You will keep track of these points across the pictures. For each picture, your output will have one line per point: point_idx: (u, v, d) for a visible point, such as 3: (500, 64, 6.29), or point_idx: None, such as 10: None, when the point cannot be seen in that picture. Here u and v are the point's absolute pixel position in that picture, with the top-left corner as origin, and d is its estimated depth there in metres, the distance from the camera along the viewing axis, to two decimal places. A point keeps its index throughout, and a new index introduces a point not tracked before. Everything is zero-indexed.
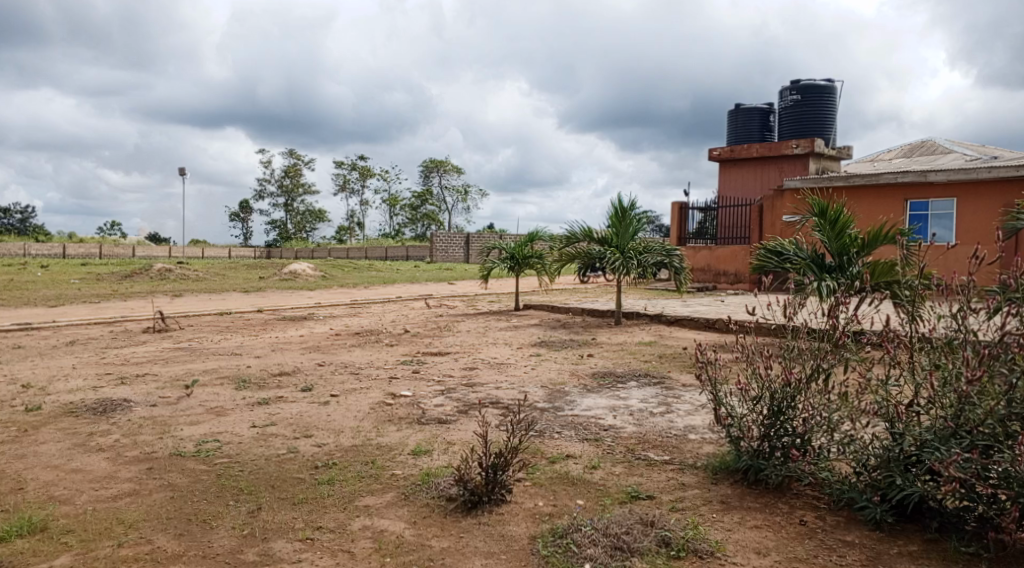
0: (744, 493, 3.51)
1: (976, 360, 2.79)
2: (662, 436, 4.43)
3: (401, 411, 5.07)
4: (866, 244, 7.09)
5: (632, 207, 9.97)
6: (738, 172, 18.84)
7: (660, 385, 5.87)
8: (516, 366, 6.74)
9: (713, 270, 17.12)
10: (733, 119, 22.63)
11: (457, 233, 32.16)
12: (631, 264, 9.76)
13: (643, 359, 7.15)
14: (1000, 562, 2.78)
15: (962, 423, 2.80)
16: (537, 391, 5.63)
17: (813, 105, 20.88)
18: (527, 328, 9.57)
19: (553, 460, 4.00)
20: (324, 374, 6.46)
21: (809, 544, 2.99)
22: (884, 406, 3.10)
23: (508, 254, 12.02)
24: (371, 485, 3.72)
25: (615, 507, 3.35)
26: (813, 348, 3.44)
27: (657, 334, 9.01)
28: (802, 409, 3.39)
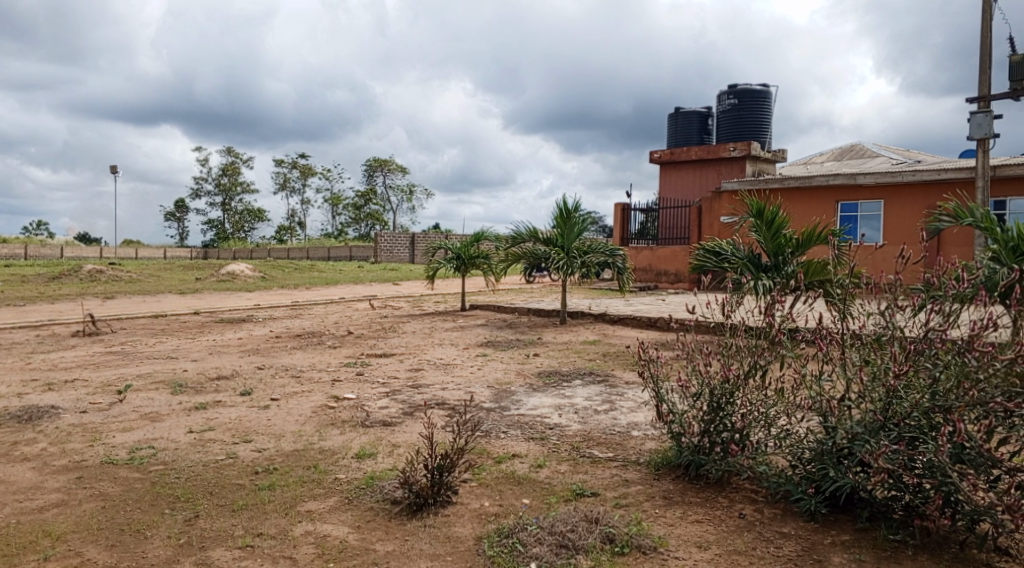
0: (686, 488, 3.50)
1: (903, 355, 2.83)
2: (606, 433, 4.42)
3: (343, 414, 4.93)
4: (800, 244, 7.25)
5: (577, 207, 9.99)
6: (678, 173, 19.15)
7: (605, 384, 5.87)
8: (462, 367, 6.65)
9: (655, 270, 17.35)
10: (673, 122, 22.99)
11: (403, 233, 31.84)
12: (575, 264, 9.80)
13: (589, 357, 7.15)
14: (927, 550, 2.82)
15: (889, 417, 2.80)
16: (483, 391, 5.56)
17: (751, 110, 21.40)
18: (473, 329, 9.49)
19: (499, 460, 3.94)
20: (264, 377, 6.26)
21: (747, 537, 3.00)
22: (818, 401, 3.07)
23: (454, 254, 11.91)
24: (312, 490, 3.59)
25: (561, 506, 3.31)
26: (750, 346, 3.47)
27: (601, 333, 9.05)
28: (740, 405, 3.42)
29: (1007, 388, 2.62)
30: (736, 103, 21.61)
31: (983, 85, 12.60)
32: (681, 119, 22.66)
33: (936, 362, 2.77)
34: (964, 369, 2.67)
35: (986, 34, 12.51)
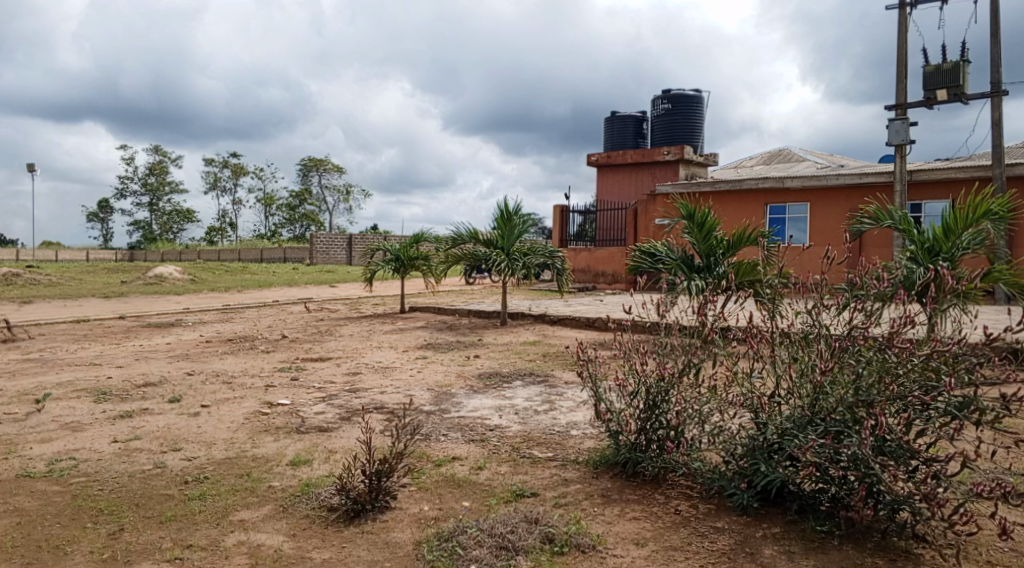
0: (624, 485, 3.55)
1: (829, 353, 2.93)
2: (546, 433, 4.44)
3: (278, 420, 4.81)
4: (731, 245, 7.43)
5: (518, 209, 10.01)
6: (614, 176, 19.42)
7: (544, 383, 5.91)
8: (401, 370, 6.59)
9: (593, 271, 17.56)
10: (610, 126, 23.30)
11: (339, 234, 31.36)
12: (515, 266, 9.83)
13: (529, 358, 7.17)
14: (851, 540, 2.92)
15: (817, 412, 2.89)
16: (423, 394, 5.52)
17: (684, 114, 21.89)
18: (412, 331, 9.40)
19: (438, 463, 3.91)
20: (193, 383, 6.05)
21: (683, 532, 3.06)
22: (749, 398, 3.16)
23: (393, 256, 11.78)
24: (246, 498, 3.49)
25: (501, 507, 3.31)
26: (684, 344, 3.55)
27: (541, 333, 9.10)
28: (675, 402, 3.47)
29: (924, 381, 2.75)
30: (670, 108, 22.07)
31: (900, 94, 13.23)
32: (618, 122, 22.99)
33: (859, 359, 2.87)
34: (885, 364, 2.80)
35: (903, 46, 13.13)
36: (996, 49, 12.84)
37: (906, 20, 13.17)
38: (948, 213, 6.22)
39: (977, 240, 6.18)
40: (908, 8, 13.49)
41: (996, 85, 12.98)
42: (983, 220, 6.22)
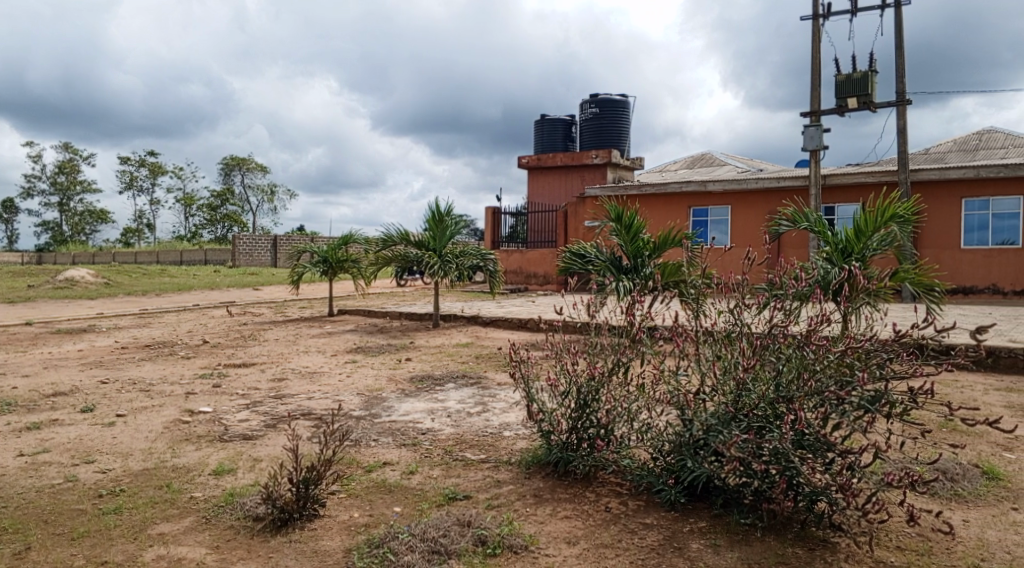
0: (555, 485, 3.58)
1: (751, 350, 3.02)
2: (478, 435, 4.43)
3: (200, 429, 4.64)
4: (657, 247, 7.59)
5: (449, 210, 9.95)
6: (544, 178, 19.57)
7: (476, 385, 5.90)
8: (329, 374, 6.46)
9: (524, 272, 17.67)
10: (539, 129, 23.44)
11: (264, 236, 30.53)
12: (448, 267, 9.78)
13: (461, 360, 7.14)
14: (773, 531, 3.03)
15: (739, 408, 2.98)
16: (352, 399, 5.42)
17: (612, 119, 22.27)
18: (341, 334, 9.23)
19: (369, 468, 3.85)
20: (108, 392, 5.77)
21: (613, 530, 3.10)
22: (676, 395, 3.23)
23: (320, 258, 11.54)
24: (165, 511, 3.35)
25: (433, 511, 3.28)
26: (614, 344, 3.60)
27: (473, 335, 9.08)
28: (605, 401, 3.52)
29: (840, 376, 2.87)
30: (597, 112, 22.40)
31: (814, 102, 13.81)
32: (547, 125, 23.16)
33: (780, 355, 2.97)
34: (804, 361, 2.90)
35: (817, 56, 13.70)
36: (901, 61, 13.55)
37: (819, 31, 13.76)
38: (859, 215, 6.51)
39: (886, 242, 6.50)
40: (820, 19, 14.11)
41: (901, 94, 13.70)
42: (891, 222, 6.55)
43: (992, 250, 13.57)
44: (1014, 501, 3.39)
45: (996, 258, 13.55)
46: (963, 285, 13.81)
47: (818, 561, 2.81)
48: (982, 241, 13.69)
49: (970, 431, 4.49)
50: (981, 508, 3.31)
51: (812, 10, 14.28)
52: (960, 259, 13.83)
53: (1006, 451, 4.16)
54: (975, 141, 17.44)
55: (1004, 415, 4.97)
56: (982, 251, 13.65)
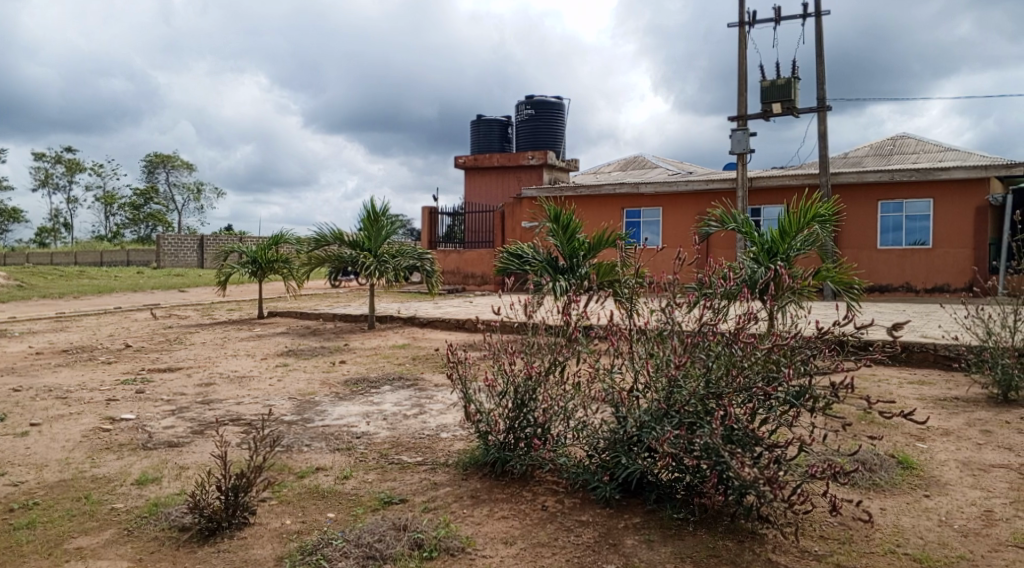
0: (492, 485, 3.58)
1: (682, 348, 3.07)
2: (415, 438, 4.39)
3: (121, 437, 4.45)
4: (592, 247, 7.67)
5: (384, 210, 9.83)
6: (480, 179, 19.55)
7: (413, 387, 5.85)
8: (260, 379, 6.29)
9: (462, 273, 17.66)
10: (475, 129, 23.38)
11: (189, 236, 29.54)
12: (385, 267, 9.67)
13: (397, 362, 7.06)
14: (704, 525, 3.10)
15: (671, 405, 3.03)
16: (284, 404, 5.29)
17: (546, 120, 22.44)
18: (272, 337, 9.00)
19: (301, 474, 3.76)
20: (20, 401, 5.47)
21: (550, 528, 3.12)
22: (610, 393, 3.27)
23: (250, 258, 11.22)
24: (83, 524, 3.20)
25: (368, 516, 3.23)
26: (550, 343, 3.63)
27: (410, 336, 9.00)
28: (541, 400, 3.54)
29: (765, 372, 2.95)
30: (533, 114, 22.55)
31: (741, 107, 14.23)
32: (483, 126, 23.10)
33: (710, 353, 3.03)
34: (732, 358, 2.97)
35: (742, 62, 14.12)
36: (821, 69, 14.09)
37: (745, 38, 14.19)
38: (783, 216, 6.73)
39: (808, 242, 6.76)
40: (746, 27, 14.55)
41: (821, 100, 14.24)
42: (813, 223, 6.81)
43: (906, 250, 14.24)
44: (926, 489, 3.57)
45: (910, 258, 14.22)
46: (879, 283, 14.47)
47: (747, 552, 2.89)
48: (896, 241, 14.36)
49: (887, 422, 4.71)
50: (898, 496, 3.47)
51: (738, 18, 14.73)
52: (876, 259, 14.49)
53: (919, 441, 4.37)
54: (888, 146, 18.30)
55: (918, 407, 5.22)
56: (897, 251, 14.31)
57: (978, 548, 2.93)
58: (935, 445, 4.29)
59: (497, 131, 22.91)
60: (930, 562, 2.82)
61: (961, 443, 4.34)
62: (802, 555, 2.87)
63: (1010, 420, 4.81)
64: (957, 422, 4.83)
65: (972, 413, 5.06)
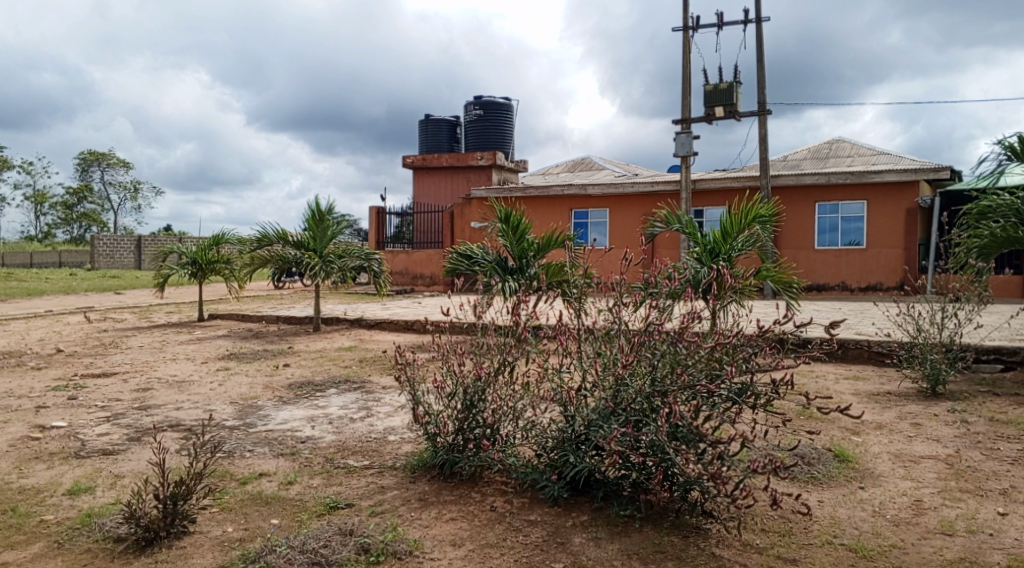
0: (441, 487, 3.56)
1: (629, 347, 3.11)
2: (362, 441, 4.34)
3: (51, 445, 4.27)
4: (541, 248, 7.70)
5: (330, 209, 9.68)
6: (428, 179, 19.44)
7: (360, 390, 5.78)
8: (201, 383, 6.12)
9: (411, 274, 17.54)
10: (423, 128, 23.23)
11: (126, 237, 28.57)
12: (330, 268, 9.53)
13: (344, 365, 6.96)
14: (650, 521, 3.14)
15: (618, 403, 3.07)
16: (226, 409, 5.17)
17: (494, 120, 22.45)
18: (213, 340, 8.78)
19: (244, 481, 3.68)
20: None
21: (498, 529, 3.11)
22: (559, 392, 3.28)
23: (189, 259, 10.92)
24: (10, 538, 3.06)
25: (313, 521, 3.17)
26: (499, 344, 3.64)
27: (357, 338, 8.89)
28: (490, 401, 3.54)
29: (709, 370, 3.00)
30: (481, 114, 22.54)
31: (684, 110, 14.50)
32: (431, 125, 22.96)
33: (655, 352, 3.07)
34: (676, 357, 3.01)
35: (686, 66, 14.39)
36: (761, 74, 14.46)
37: (688, 42, 14.46)
38: (726, 218, 6.87)
39: (749, 242, 6.94)
40: (689, 31, 14.84)
41: (761, 105, 14.61)
42: (754, 223, 6.98)
43: (841, 250, 14.72)
44: (862, 481, 3.69)
45: (845, 258, 14.70)
46: (817, 283, 14.93)
47: (692, 547, 2.94)
48: (833, 242, 14.83)
49: (824, 417, 4.86)
50: (834, 488, 3.59)
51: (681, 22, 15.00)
52: (814, 259, 14.94)
53: (854, 435, 4.53)
54: (825, 150, 18.89)
55: (854, 402, 5.41)
56: (833, 251, 14.78)
57: (909, 537, 3.04)
58: (869, 439, 4.45)
59: (445, 130, 22.81)
60: (865, 552, 2.91)
61: (893, 436, 4.50)
62: (744, 549, 2.93)
63: (939, 413, 5.01)
64: (890, 416, 5.01)
65: (904, 406, 5.27)
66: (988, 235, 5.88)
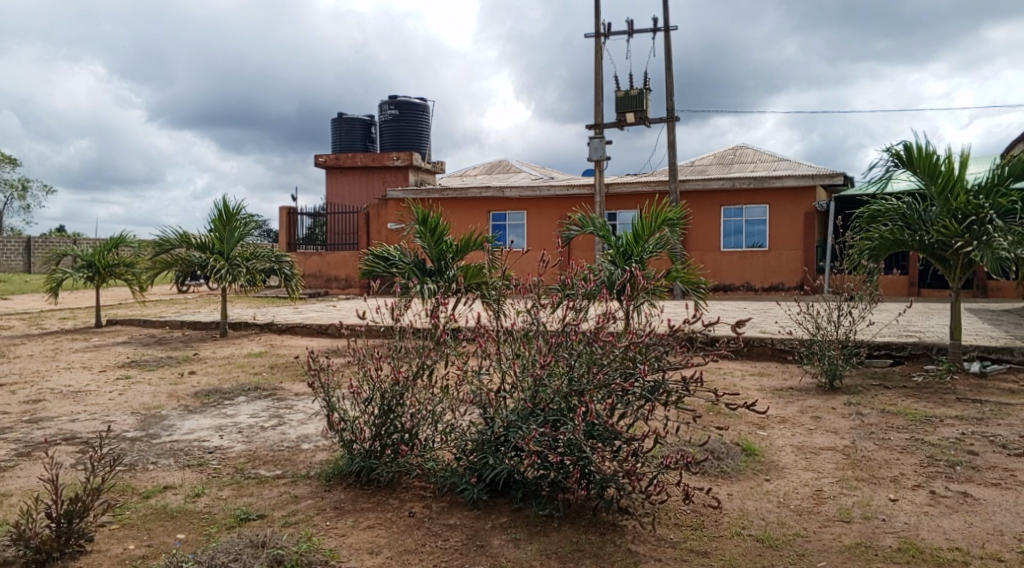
0: (358, 495, 3.49)
1: (547, 347, 3.13)
2: (274, 450, 4.20)
3: None
4: (460, 249, 7.67)
5: (238, 209, 9.36)
6: (341, 179, 19.08)
7: (271, 397, 5.60)
8: (98, 393, 5.78)
9: (325, 276, 17.20)
10: (336, 128, 22.77)
11: (14, 237, 26.76)
12: (238, 271, 9.19)
13: (253, 371, 6.74)
14: (568, 519, 3.18)
15: (537, 403, 3.09)
16: (125, 419, 4.91)
17: (410, 121, 22.26)
18: (112, 347, 8.32)
19: (146, 494, 3.50)
20: None
21: (417, 534, 3.08)
22: (478, 394, 3.28)
23: (85, 262, 10.33)
24: None
25: (222, 535, 3.05)
26: (418, 347, 3.61)
27: (268, 343, 8.63)
28: (409, 405, 3.51)
29: (624, 369, 3.05)
30: (396, 114, 22.31)
31: (598, 114, 14.78)
32: (344, 124, 22.49)
33: (573, 352, 3.10)
34: (593, 356, 3.06)
35: (599, 72, 14.67)
36: (670, 81, 14.91)
37: (601, 49, 14.75)
38: (637, 221, 7.05)
39: (660, 245, 7.15)
40: (602, 38, 15.16)
41: (670, 112, 15.05)
42: (664, 226, 7.21)
43: (746, 251, 15.34)
44: (767, 473, 3.85)
45: (749, 259, 15.33)
46: (723, 283, 15.52)
47: (609, 544, 2.99)
48: (737, 244, 15.45)
49: (731, 412, 5.05)
50: (742, 481, 3.73)
51: (595, 28, 15.30)
52: (720, 260, 15.53)
53: (760, 429, 4.72)
54: (730, 156, 19.64)
55: (759, 398, 5.64)
56: (738, 253, 15.41)
57: (811, 525, 3.19)
58: (774, 432, 4.65)
59: (359, 130, 22.38)
60: (770, 541, 3.03)
61: (795, 429, 4.72)
62: (658, 544, 3.00)
63: (836, 406, 5.29)
64: (792, 410, 5.26)
65: (805, 401, 5.53)
66: (878, 238, 6.24)
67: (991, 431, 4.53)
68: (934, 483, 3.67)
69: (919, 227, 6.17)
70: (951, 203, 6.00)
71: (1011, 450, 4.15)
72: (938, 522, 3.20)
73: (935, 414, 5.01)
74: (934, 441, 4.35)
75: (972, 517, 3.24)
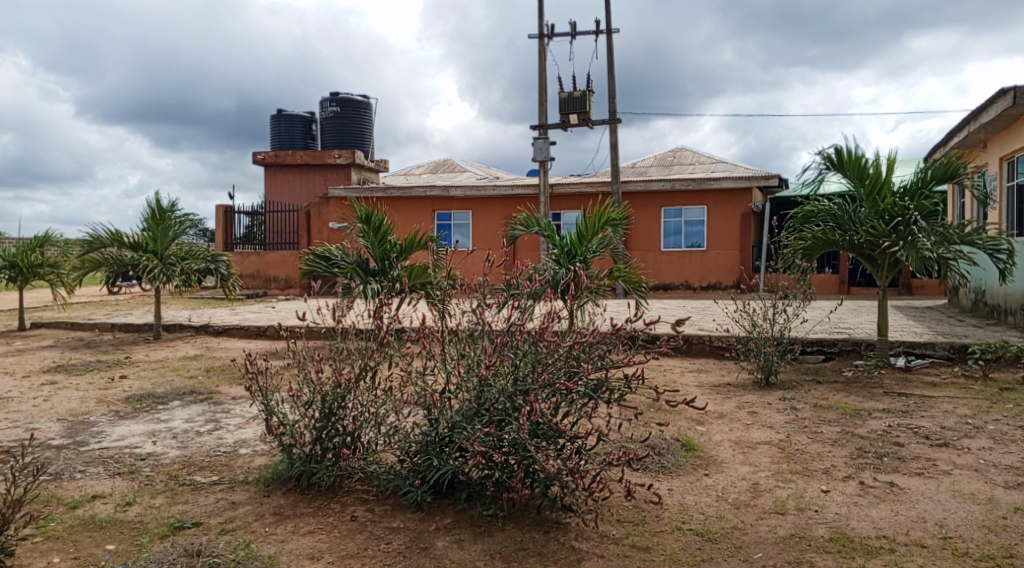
0: (298, 500, 3.42)
1: (492, 347, 3.12)
2: (210, 456, 4.09)
3: None
4: (403, 249, 7.60)
5: (173, 207, 9.08)
6: (281, 177, 18.69)
7: (207, 401, 5.45)
8: (21, 399, 5.53)
9: (263, 276, 16.85)
10: (275, 124, 22.30)
11: None
12: (172, 271, 8.90)
13: (188, 375, 6.54)
14: (512, 519, 3.19)
15: (482, 403, 3.07)
16: (51, 426, 4.70)
17: (352, 119, 21.97)
18: (37, 352, 7.96)
19: (73, 505, 3.36)
20: None
21: (360, 538, 3.04)
22: (422, 395, 3.25)
23: (7, 262, 9.87)
24: None
25: (155, 544, 2.95)
26: (360, 348, 3.56)
27: (203, 345, 8.40)
28: (351, 408, 3.46)
29: (567, 368, 3.07)
30: (338, 111, 21.99)
31: (541, 115, 14.87)
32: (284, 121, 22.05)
33: (518, 352, 3.10)
34: (537, 356, 3.06)
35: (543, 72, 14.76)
36: (612, 83, 15.10)
37: (544, 49, 14.85)
38: (581, 221, 7.11)
39: (603, 244, 7.24)
40: (545, 38, 15.26)
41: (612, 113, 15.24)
42: (607, 226, 7.30)
43: (685, 251, 15.65)
44: (706, 468, 3.94)
45: (688, 259, 15.65)
46: (663, 282, 15.79)
47: (553, 542, 3.00)
48: (677, 244, 15.75)
49: (672, 409, 5.15)
50: (682, 476, 3.80)
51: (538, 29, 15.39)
52: (660, 260, 15.82)
53: (699, 424, 4.83)
54: (670, 157, 20.01)
55: (697, 394, 5.78)
56: (678, 252, 15.70)
57: (748, 518, 3.27)
58: (712, 428, 4.75)
59: (299, 127, 21.96)
60: (710, 535, 3.10)
61: (733, 424, 4.84)
62: (601, 540, 3.03)
63: (772, 401, 5.44)
64: (730, 405, 5.39)
65: (741, 397, 5.66)
66: (811, 238, 6.45)
67: (915, 423, 4.73)
68: (863, 474, 3.80)
69: (849, 228, 6.38)
70: (880, 204, 6.24)
71: (933, 441, 4.34)
72: (866, 511, 3.33)
73: (864, 407, 5.20)
74: (863, 434, 4.52)
75: (898, 506, 3.37)
